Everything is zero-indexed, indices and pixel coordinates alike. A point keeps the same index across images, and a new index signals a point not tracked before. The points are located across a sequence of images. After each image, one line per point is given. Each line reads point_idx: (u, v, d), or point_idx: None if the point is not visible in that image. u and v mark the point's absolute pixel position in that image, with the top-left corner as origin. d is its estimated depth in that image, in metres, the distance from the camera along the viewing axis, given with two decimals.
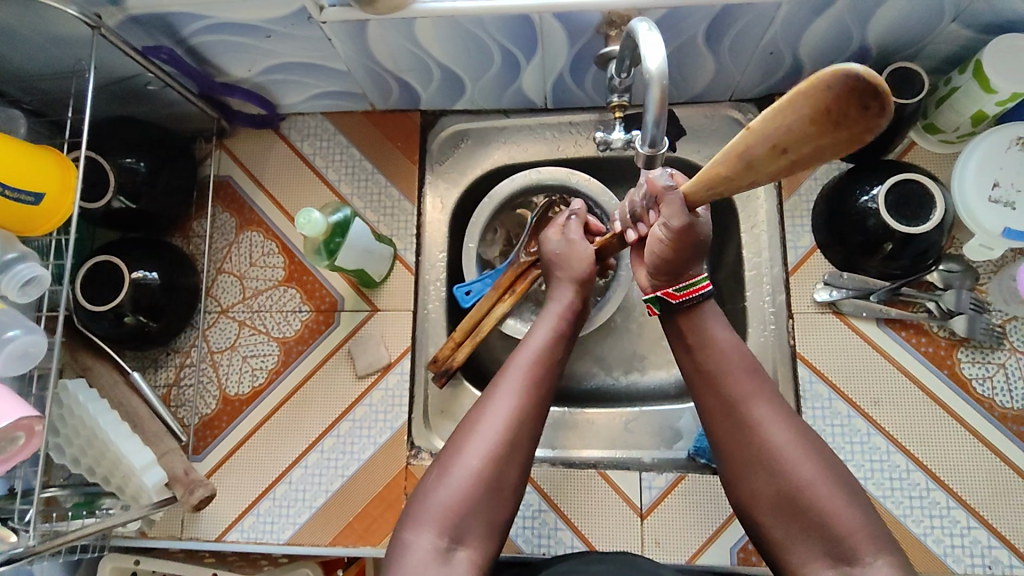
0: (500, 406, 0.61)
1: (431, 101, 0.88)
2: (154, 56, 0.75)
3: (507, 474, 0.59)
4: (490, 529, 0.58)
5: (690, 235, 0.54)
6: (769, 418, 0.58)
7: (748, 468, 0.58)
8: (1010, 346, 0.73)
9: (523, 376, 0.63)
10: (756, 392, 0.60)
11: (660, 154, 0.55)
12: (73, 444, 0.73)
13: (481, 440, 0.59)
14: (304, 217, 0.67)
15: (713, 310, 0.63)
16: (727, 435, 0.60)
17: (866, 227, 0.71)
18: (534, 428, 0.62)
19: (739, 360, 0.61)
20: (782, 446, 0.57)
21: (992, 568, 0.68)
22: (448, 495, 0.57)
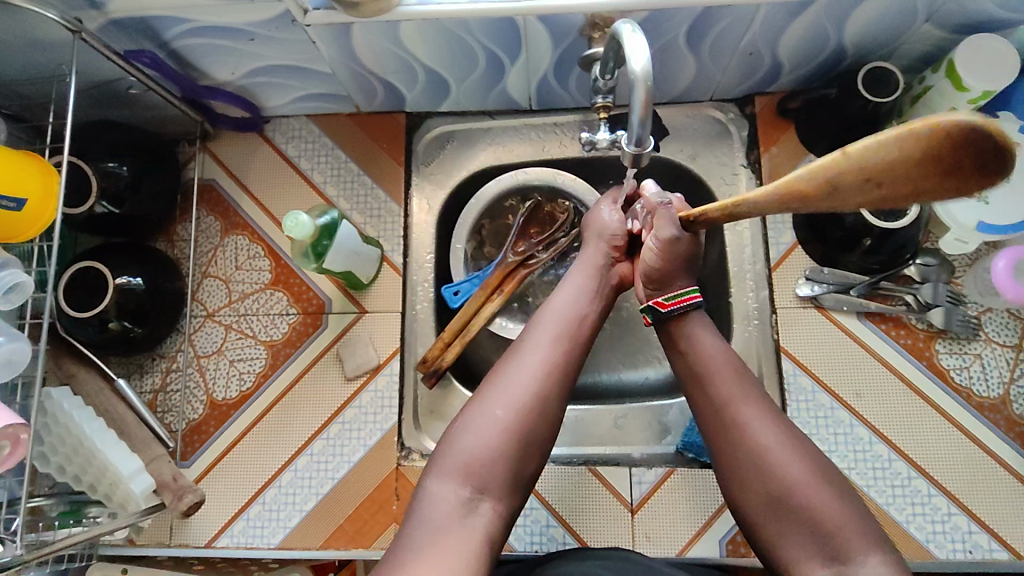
0: (528, 360, 0.62)
1: (416, 103, 0.88)
2: (137, 61, 0.74)
3: (537, 425, 0.60)
4: (515, 480, 0.59)
5: (677, 248, 0.64)
6: (759, 418, 0.60)
7: (736, 469, 0.59)
8: (986, 337, 0.75)
9: (548, 334, 0.64)
10: (746, 395, 0.62)
11: (647, 153, 0.55)
12: (58, 453, 0.72)
13: (509, 391, 0.60)
14: (291, 219, 0.67)
15: (703, 318, 0.67)
16: (720, 437, 0.61)
17: (845, 224, 0.73)
18: (565, 379, 0.62)
19: (726, 366, 0.63)
20: (772, 446, 0.59)
21: (972, 553, 0.70)
22: (475, 444, 0.58)
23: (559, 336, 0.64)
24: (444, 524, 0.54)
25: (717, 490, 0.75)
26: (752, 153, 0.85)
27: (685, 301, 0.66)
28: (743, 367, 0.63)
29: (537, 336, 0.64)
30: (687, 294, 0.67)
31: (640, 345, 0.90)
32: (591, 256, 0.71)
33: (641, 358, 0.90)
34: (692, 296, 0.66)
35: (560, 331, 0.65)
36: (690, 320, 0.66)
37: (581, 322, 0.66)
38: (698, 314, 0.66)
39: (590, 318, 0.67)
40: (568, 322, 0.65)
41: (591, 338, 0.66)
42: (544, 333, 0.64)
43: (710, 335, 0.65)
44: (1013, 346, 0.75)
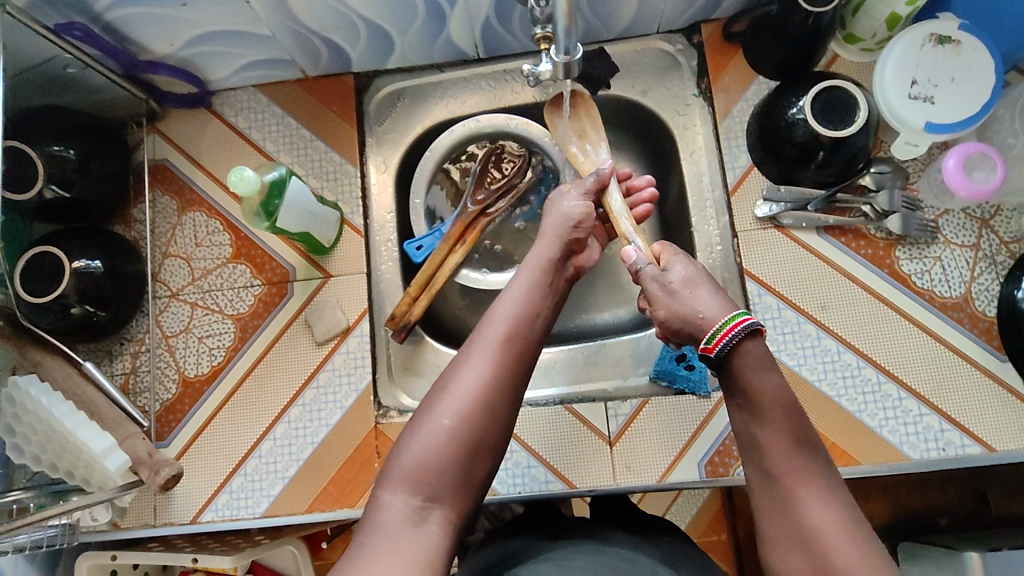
0: (476, 362, 0.59)
1: (363, 62, 0.87)
2: (68, 34, 0.73)
3: (489, 429, 0.57)
4: (466, 485, 0.56)
5: (683, 285, 0.61)
6: (810, 492, 0.52)
7: (779, 544, 0.52)
8: (944, 239, 0.76)
9: (499, 333, 0.61)
10: (802, 464, 0.53)
11: (576, 61, 0.64)
12: (31, 442, 0.70)
13: (457, 394, 0.57)
14: (236, 174, 0.67)
15: (770, 356, 0.56)
16: (768, 505, 0.53)
17: (796, 139, 0.73)
18: (514, 379, 0.60)
19: (781, 428, 0.54)
20: (822, 526, 0.50)
21: (945, 450, 0.71)
22: (423, 452, 0.55)
23: (507, 336, 0.61)
24: (395, 534, 0.52)
25: (692, 412, 0.77)
26: (703, 80, 0.84)
27: (732, 332, 0.55)
28: (804, 432, 0.54)
29: (484, 336, 0.61)
30: (733, 322, 0.56)
31: (609, 287, 0.90)
32: (541, 253, 0.70)
33: (613, 299, 0.90)
34: (736, 323, 0.56)
35: (507, 331, 0.62)
36: (748, 351, 0.56)
37: (533, 319, 0.64)
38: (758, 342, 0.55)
39: (537, 319, 0.64)
40: (515, 319, 0.63)
41: (541, 334, 0.64)
42: (491, 333, 0.61)
43: (772, 382, 0.55)
44: (972, 245, 0.75)
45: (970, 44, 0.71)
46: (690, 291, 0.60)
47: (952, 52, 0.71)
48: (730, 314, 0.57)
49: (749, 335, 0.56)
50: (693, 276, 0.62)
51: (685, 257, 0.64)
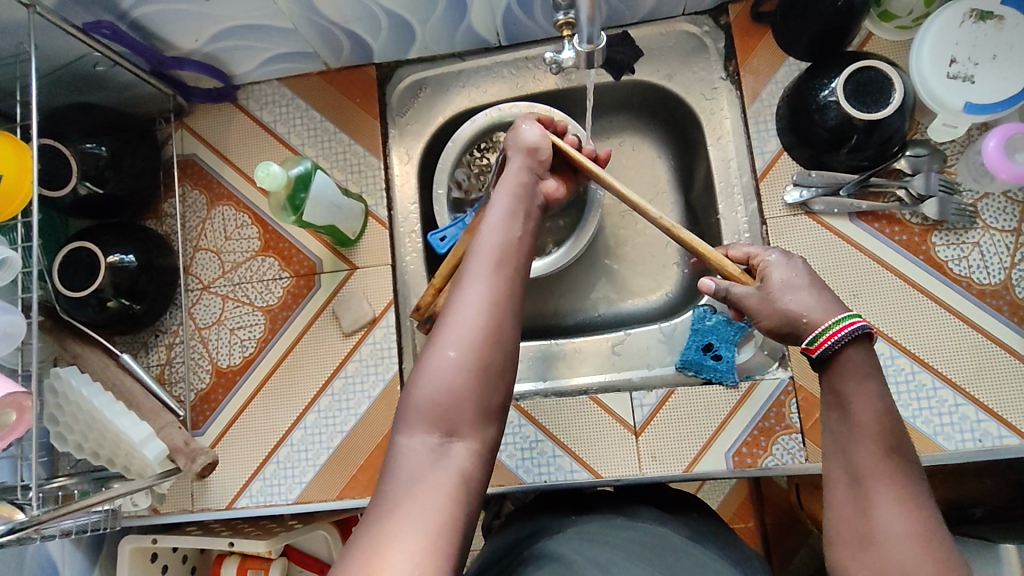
0: (471, 290, 0.55)
1: (385, 52, 0.87)
2: (96, 33, 0.73)
3: (495, 350, 0.53)
4: (487, 413, 0.52)
5: (782, 288, 0.58)
6: (891, 498, 0.47)
7: (850, 545, 0.47)
8: (983, 224, 0.73)
9: (485, 259, 0.57)
10: (890, 470, 0.48)
11: (600, 50, 0.61)
12: (74, 431, 0.74)
13: (456, 324, 0.53)
14: (263, 170, 0.68)
15: (872, 364, 0.52)
16: (841, 505, 0.49)
17: (828, 122, 0.71)
18: (513, 301, 0.56)
19: (869, 432, 0.49)
20: (899, 534, 0.45)
21: (982, 441, 0.70)
22: (432, 389, 0.51)
23: (492, 262, 0.57)
24: (417, 475, 0.48)
25: (720, 403, 0.76)
26: (730, 63, 0.82)
27: (834, 337, 0.52)
28: (896, 442, 0.49)
29: (473, 266, 0.57)
30: (841, 323, 0.53)
31: (633, 275, 0.90)
32: (513, 179, 0.67)
33: (638, 287, 0.89)
34: (835, 330, 0.52)
35: (495, 254, 0.58)
36: (849, 357, 0.52)
37: (513, 240, 0.60)
38: (861, 351, 0.52)
39: (520, 239, 0.61)
40: (501, 244, 0.59)
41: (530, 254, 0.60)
42: (483, 259, 0.57)
43: (869, 388, 0.51)
44: (1013, 230, 0.73)
45: (1014, 19, 0.68)
46: (788, 295, 0.57)
47: (994, 28, 0.69)
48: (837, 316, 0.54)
49: (856, 339, 0.52)
50: (793, 278, 0.58)
51: (784, 257, 0.60)
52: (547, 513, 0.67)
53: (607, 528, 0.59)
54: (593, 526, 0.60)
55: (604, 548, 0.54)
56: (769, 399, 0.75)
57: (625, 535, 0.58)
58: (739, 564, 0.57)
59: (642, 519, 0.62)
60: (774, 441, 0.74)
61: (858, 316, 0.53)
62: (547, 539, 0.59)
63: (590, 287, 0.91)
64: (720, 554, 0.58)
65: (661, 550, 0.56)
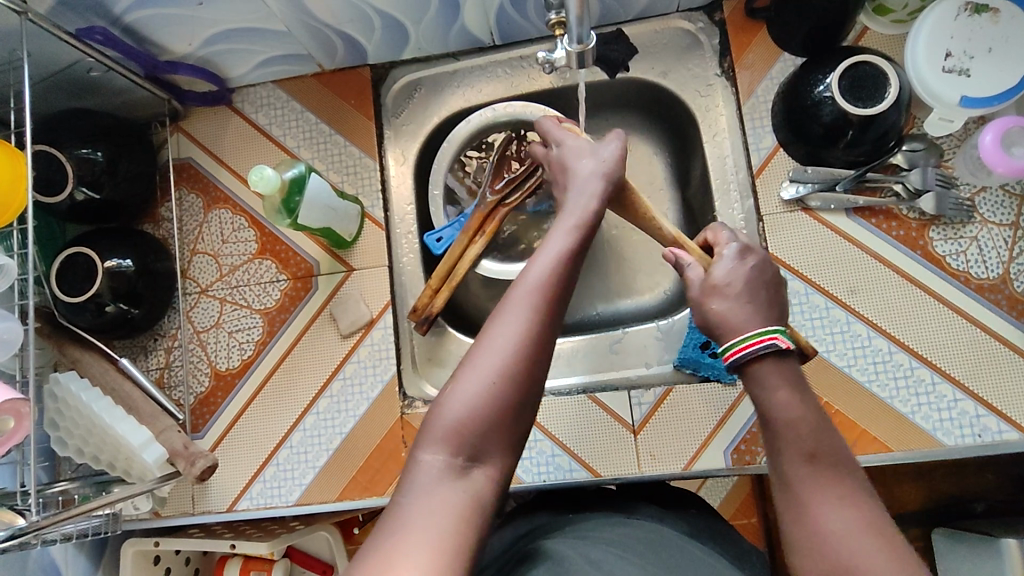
0: (520, 314, 0.54)
1: (379, 54, 0.87)
2: (89, 38, 0.73)
3: (533, 384, 0.52)
4: (510, 445, 0.51)
5: (715, 291, 0.59)
6: (826, 500, 0.46)
7: (799, 559, 0.46)
8: (980, 219, 0.73)
9: (542, 284, 0.56)
10: (818, 471, 0.48)
11: (589, 49, 0.60)
12: (73, 435, 0.74)
13: (501, 348, 0.52)
14: (256, 174, 0.68)
15: (784, 371, 0.53)
16: (786, 518, 0.48)
17: (823, 117, 0.71)
18: (555, 336, 0.55)
19: (796, 439, 0.50)
20: (837, 534, 0.44)
21: (981, 436, 0.69)
22: (466, 410, 0.50)
23: (550, 288, 0.56)
24: (433, 493, 0.47)
25: (717, 401, 0.76)
26: (725, 60, 0.82)
27: (738, 354, 0.54)
28: (821, 442, 0.49)
29: (527, 288, 0.56)
30: (751, 339, 0.54)
31: (631, 273, 0.90)
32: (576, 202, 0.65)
33: (636, 285, 0.89)
34: (743, 346, 0.54)
35: (551, 281, 0.56)
36: (758, 372, 0.54)
37: (571, 270, 0.58)
38: (764, 364, 0.53)
39: (576, 269, 0.59)
40: (559, 269, 0.58)
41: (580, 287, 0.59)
42: (531, 286, 0.56)
43: (783, 395, 0.52)
44: (1010, 225, 0.72)
45: (1009, 12, 0.68)
46: (726, 298, 0.58)
47: (989, 21, 0.69)
48: (755, 330, 0.55)
49: (761, 356, 0.54)
50: (729, 283, 0.59)
51: (729, 261, 0.60)
52: (545, 511, 0.68)
53: (604, 526, 0.59)
54: (590, 523, 0.61)
55: (601, 545, 0.54)
56: None
57: (623, 532, 0.58)
58: (737, 561, 0.57)
59: (639, 518, 0.62)
60: None
61: (766, 336, 0.54)
62: (544, 537, 0.59)
63: (588, 285, 0.90)
64: (716, 550, 0.58)
65: (655, 544, 0.56)
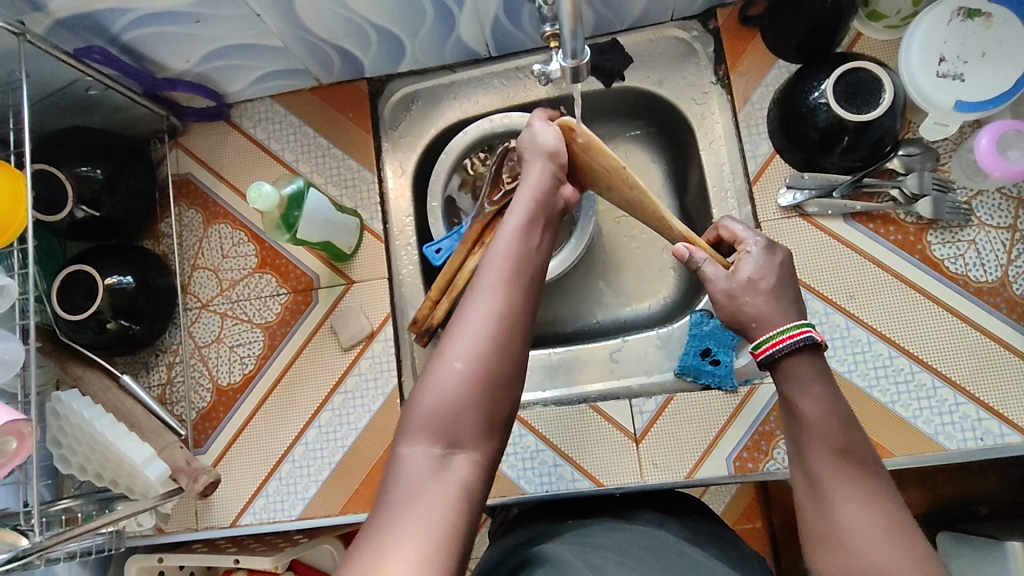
0: (484, 299, 0.54)
1: (376, 67, 0.87)
2: (88, 59, 0.74)
3: (503, 364, 0.52)
4: (489, 428, 0.51)
5: (749, 288, 0.59)
6: (852, 498, 0.48)
7: (822, 552, 0.48)
8: (978, 222, 0.73)
9: (503, 268, 0.56)
10: (845, 470, 0.50)
11: (585, 64, 0.58)
12: (77, 453, 0.74)
13: (469, 333, 0.52)
14: (254, 191, 0.68)
15: (817, 371, 0.54)
16: (808, 511, 0.50)
17: (819, 124, 0.71)
18: (523, 312, 0.54)
19: (824, 437, 0.51)
20: (865, 533, 0.47)
21: (984, 440, 0.69)
22: (438, 399, 0.50)
23: (512, 270, 0.56)
24: (416, 487, 0.47)
25: (719, 407, 0.76)
26: (720, 68, 0.82)
27: (779, 345, 0.55)
28: (851, 442, 0.51)
29: (489, 272, 0.56)
30: (787, 334, 0.55)
31: (631, 281, 0.90)
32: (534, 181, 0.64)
33: (636, 292, 0.89)
34: (785, 337, 0.55)
35: (513, 263, 0.56)
36: (792, 365, 0.54)
37: (533, 250, 0.58)
38: (802, 360, 0.54)
39: (540, 249, 0.59)
40: (520, 250, 0.57)
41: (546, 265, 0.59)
42: (496, 270, 0.56)
43: (815, 394, 0.53)
44: (1008, 227, 0.73)
45: (1001, 16, 0.68)
46: (762, 297, 0.59)
47: (982, 26, 0.69)
48: (789, 325, 0.56)
49: (799, 349, 0.55)
50: (761, 278, 0.60)
51: (756, 258, 0.61)
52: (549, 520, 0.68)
53: (603, 532, 0.59)
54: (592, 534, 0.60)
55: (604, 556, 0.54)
56: (769, 403, 0.75)
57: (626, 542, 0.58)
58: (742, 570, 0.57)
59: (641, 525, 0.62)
60: (775, 445, 0.74)
61: (806, 327, 0.55)
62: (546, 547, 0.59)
63: (587, 293, 0.90)
64: (721, 560, 0.57)
65: (657, 550, 0.56)
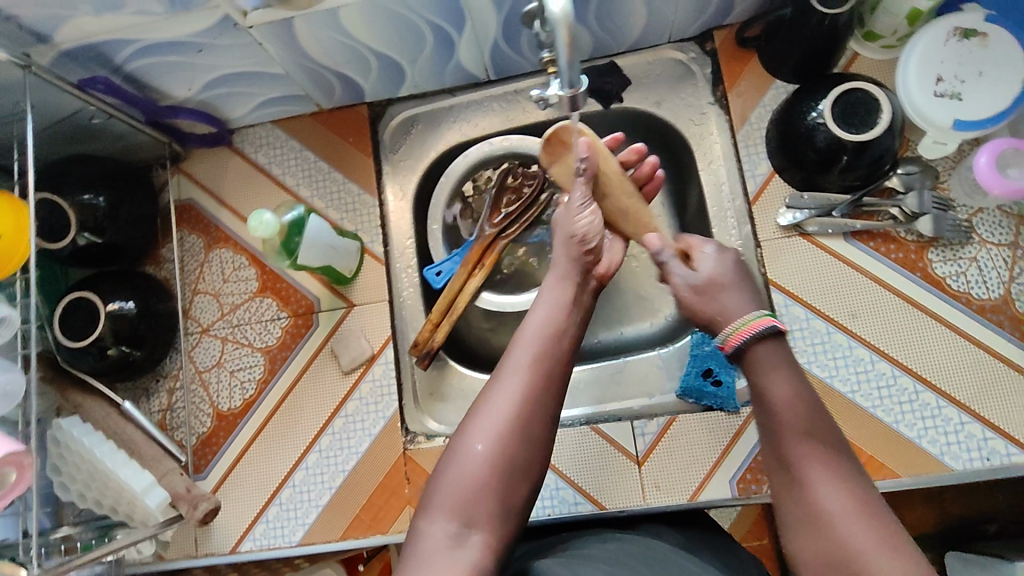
0: (506, 383, 0.57)
1: (376, 92, 0.88)
2: (92, 88, 0.75)
3: (523, 448, 0.55)
4: (506, 510, 0.54)
5: (713, 285, 0.61)
6: (825, 481, 0.49)
7: (800, 535, 0.50)
8: (979, 239, 0.73)
9: (528, 352, 0.59)
10: (813, 452, 0.51)
11: (581, 93, 0.57)
12: (77, 479, 0.74)
13: (492, 416, 0.55)
14: (256, 219, 0.68)
15: (780, 356, 0.55)
16: (784, 497, 0.52)
17: (817, 144, 0.71)
18: (547, 399, 0.57)
19: (792, 421, 0.52)
20: (838, 516, 0.48)
21: (991, 460, 0.68)
22: (458, 479, 0.54)
23: (538, 355, 0.59)
24: (432, 562, 0.50)
25: (721, 427, 0.76)
26: (717, 88, 0.83)
27: (746, 334, 0.56)
28: (820, 428, 0.52)
29: (515, 356, 0.59)
30: (750, 323, 0.56)
31: (632, 300, 0.89)
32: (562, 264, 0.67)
33: (638, 312, 0.89)
34: (753, 324, 0.56)
35: (539, 348, 0.60)
36: (754, 354, 0.55)
37: (559, 334, 0.61)
38: (765, 345, 0.55)
39: (568, 334, 0.62)
40: (546, 335, 0.61)
41: (573, 349, 0.62)
42: (523, 354, 0.59)
43: (782, 379, 0.54)
44: (1009, 244, 0.72)
45: (996, 35, 0.69)
46: (723, 290, 0.60)
47: (978, 45, 0.69)
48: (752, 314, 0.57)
49: (762, 337, 0.55)
50: (722, 273, 0.61)
51: (715, 253, 0.63)
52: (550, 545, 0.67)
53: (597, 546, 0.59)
54: None
55: None
56: None
57: None
58: None
59: None
60: None
61: (768, 315, 0.56)
62: None
63: None
64: None
65: (653, 565, 0.55)
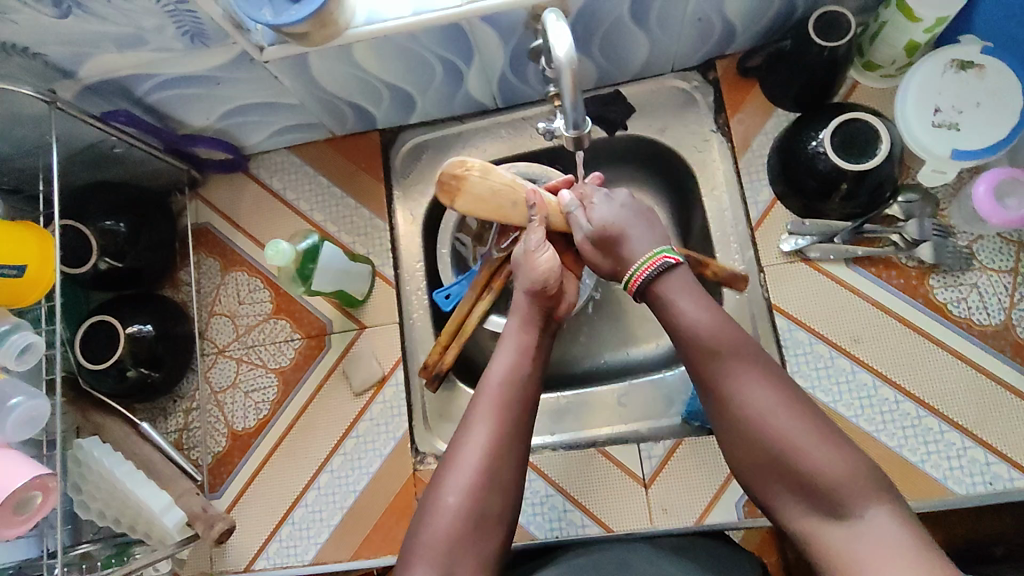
0: (473, 438, 0.60)
1: (387, 120, 0.91)
2: (114, 120, 0.78)
3: (490, 498, 0.59)
4: (482, 559, 0.57)
5: (610, 235, 0.66)
6: (752, 384, 0.57)
7: (738, 438, 0.57)
8: (979, 266, 0.74)
9: (491, 404, 0.62)
10: (735, 360, 0.58)
11: (586, 133, 0.59)
12: (96, 499, 0.76)
13: (460, 472, 0.59)
14: (272, 248, 0.71)
15: (685, 284, 0.62)
16: (717, 410, 0.58)
17: (819, 171, 0.73)
18: (511, 446, 0.60)
19: (711, 340, 0.59)
20: (770, 411, 0.56)
21: (993, 484, 0.69)
22: (433, 535, 0.57)
23: (500, 404, 0.62)
24: None
25: None
26: (720, 116, 0.84)
27: (650, 268, 0.62)
28: (737, 343, 0.59)
29: (479, 407, 0.62)
30: (651, 260, 0.62)
31: (637, 322, 0.91)
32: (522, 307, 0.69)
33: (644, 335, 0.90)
34: (654, 260, 0.62)
35: (502, 398, 0.62)
36: (661, 288, 0.62)
37: (521, 376, 0.64)
38: (673, 276, 0.62)
39: (530, 379, 0.64)
40: (508, 384, 0.63)
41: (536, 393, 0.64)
42: (486, 405, 0.62)
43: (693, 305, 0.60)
44: (1009, 271, 0.74)
45: (994, 67, 0.70)
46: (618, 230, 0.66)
47: (975, 77, 0.71)
48: (651, 252, 0.63)
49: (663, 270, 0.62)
50: (618, 214, 0.67)
51: (610, 197, 0.69)
52: None
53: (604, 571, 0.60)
54: None
55: None
56: None
57: None
58: None
59: None
60: None
61: (665, 249, 0.63)
62: None
63: (594, 334, 0.92)
64: None
65: None
